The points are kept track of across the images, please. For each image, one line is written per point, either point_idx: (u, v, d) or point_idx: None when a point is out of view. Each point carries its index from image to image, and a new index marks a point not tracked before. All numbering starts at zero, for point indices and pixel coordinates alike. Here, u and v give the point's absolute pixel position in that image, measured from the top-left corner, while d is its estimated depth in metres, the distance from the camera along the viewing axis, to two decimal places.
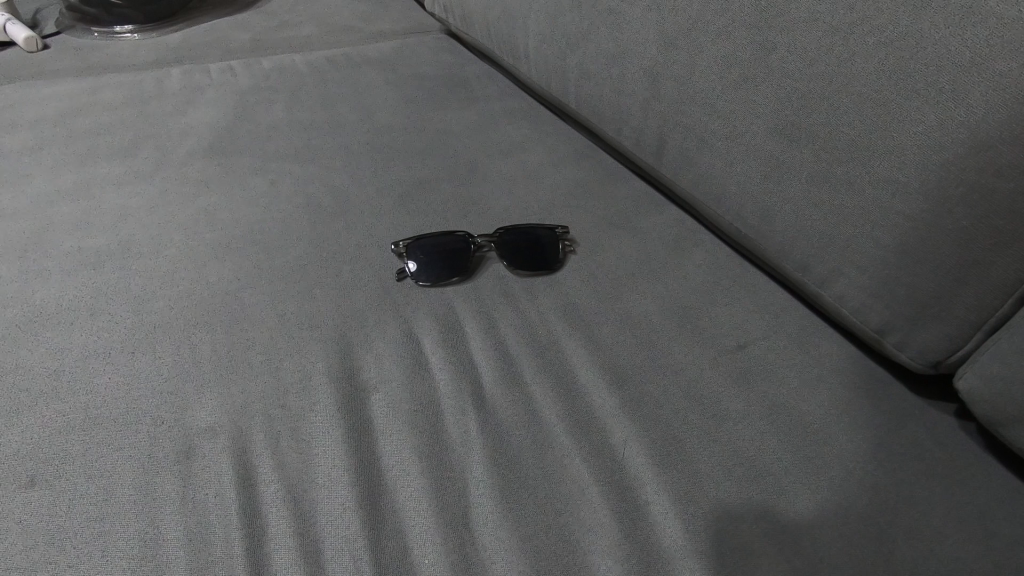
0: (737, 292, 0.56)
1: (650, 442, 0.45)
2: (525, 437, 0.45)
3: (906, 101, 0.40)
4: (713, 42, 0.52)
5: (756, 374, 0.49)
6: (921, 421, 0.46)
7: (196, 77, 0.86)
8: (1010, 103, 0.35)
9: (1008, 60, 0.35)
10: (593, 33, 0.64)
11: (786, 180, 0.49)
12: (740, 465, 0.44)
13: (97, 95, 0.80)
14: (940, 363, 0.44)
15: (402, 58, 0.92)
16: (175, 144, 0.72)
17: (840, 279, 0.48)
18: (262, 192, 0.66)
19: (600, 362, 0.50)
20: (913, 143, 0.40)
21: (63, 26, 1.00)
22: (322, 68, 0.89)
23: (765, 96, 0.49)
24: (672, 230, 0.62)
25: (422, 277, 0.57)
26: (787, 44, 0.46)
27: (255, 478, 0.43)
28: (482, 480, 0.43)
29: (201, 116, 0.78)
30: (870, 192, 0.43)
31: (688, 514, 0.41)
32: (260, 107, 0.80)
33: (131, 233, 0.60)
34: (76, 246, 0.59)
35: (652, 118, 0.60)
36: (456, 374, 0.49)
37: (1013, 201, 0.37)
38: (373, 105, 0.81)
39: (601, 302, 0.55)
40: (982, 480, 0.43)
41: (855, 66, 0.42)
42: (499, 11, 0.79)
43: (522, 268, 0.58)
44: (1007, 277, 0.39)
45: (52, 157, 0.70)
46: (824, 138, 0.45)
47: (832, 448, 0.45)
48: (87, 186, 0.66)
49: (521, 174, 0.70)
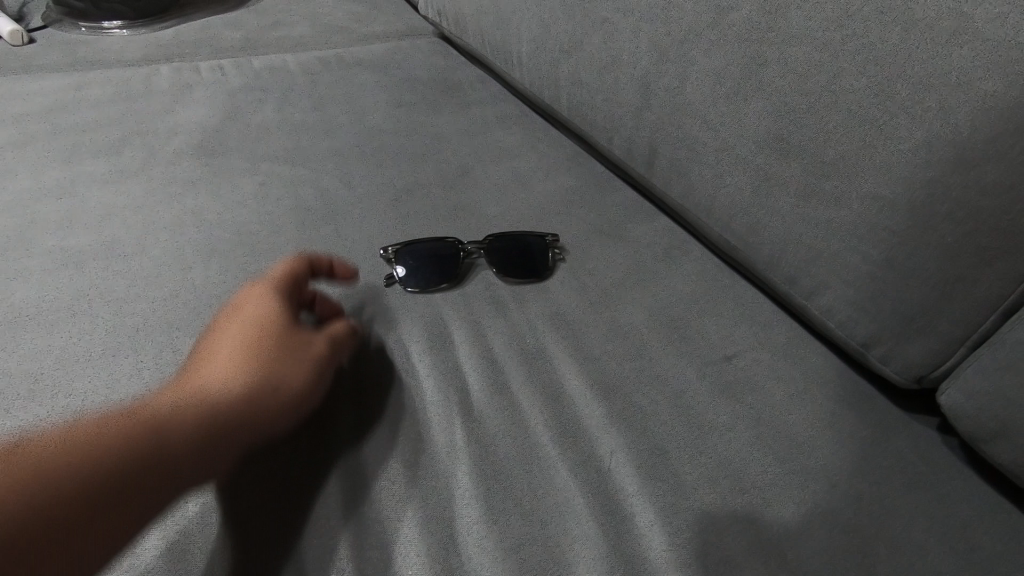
0: (724, 303, 0.56)
1: (636, 453, 0.45)
2: (511, 445, 0.45)
3: (894, 118, 0.40)
4: (704, 55, 0.52)
5: (743, 385, 0.49)
6: (905, 434, 0.47)
7: (186, 75, 0.85)
8: (996, 122, 0.36)
9: (995, 79, 0.36)
10: (585, 41, 0.64)
11: (774, 193, 0.49)
12: (726, 476, 0.44)
13: (83, 91, 0.79)
14: (924, 377, 0.45)
15: (395, 61, 0.92)
16: (162, 143, 0.71)
17: (827, 292, 0.48)
18: (251, 193, 0.65)
19: (588, 371, 0.50)
20: (900, 160, 0.41)
21: (50, 20, 0.98)
22: (314, 69, 0.88)
23: (755, 109, 0.49)
24: (662, 239, 0.63)
25: (413, 284, 0.56)
26: (778, 58, 0.46)
27: (237, 485, 0.42)
28: (467, 489, 0.43)
29: (190, 115, 0.77)
30: (857, 207, 0.44)
31: (673, 526, 0.41)
32: (250, 107, 0.79)
33: (115, 232, 0.59)
34: (58, 245, 0.58)
35: (643, 128, 0.60)
36: (444, 382, 0.49)
37: (998, 219, 0.37)
38: (365, 108, 0.80)
39: (590, 310, 0.55)
40: (964, 494, 0.43)
41: (845, 83, 0.43)
42: (492, 17, 0.79)
43: (511, 276, 0.58)
44: (990, 294, 0.39)
45: (35, 153, 0.69)
46: (812, 152, 0.46)
47: (816, 460, 0.45)
48: (71, 183, 0.65)
49: (512, 180, 0.70)
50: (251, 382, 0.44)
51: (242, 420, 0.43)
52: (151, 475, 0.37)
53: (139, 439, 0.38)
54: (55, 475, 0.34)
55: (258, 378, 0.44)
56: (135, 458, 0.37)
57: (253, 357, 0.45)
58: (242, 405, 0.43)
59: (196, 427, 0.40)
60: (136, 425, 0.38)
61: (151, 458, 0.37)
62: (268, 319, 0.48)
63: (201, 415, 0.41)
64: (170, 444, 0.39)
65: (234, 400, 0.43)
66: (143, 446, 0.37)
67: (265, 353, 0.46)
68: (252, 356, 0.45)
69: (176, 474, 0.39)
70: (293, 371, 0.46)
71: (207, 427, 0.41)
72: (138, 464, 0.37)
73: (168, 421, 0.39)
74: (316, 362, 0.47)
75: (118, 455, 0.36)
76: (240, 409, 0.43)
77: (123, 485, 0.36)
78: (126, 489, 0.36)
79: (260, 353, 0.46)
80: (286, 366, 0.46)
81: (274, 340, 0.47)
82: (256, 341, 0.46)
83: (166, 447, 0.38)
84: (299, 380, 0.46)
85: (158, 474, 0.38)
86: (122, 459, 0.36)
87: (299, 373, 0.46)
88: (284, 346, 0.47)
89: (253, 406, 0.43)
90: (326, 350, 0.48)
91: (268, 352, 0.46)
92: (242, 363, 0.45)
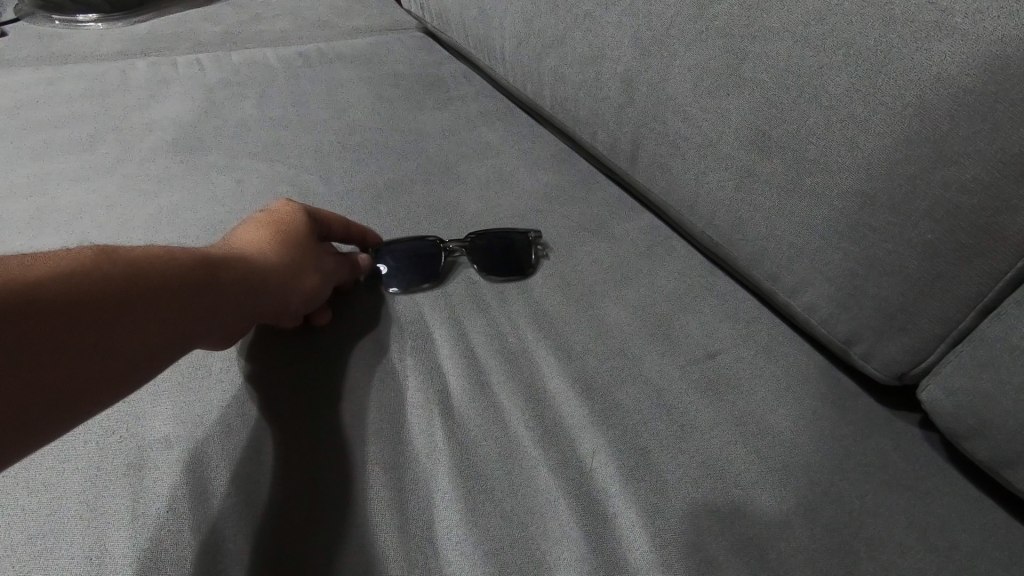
0: (708, 300, 0.56)
1: (619, 452, 0.44)
2: (492, 447, 0.45)
3: (875, 114, 0.40)
4: (685, 50, 0.51)
5: (727, 384, 0.49)
6: (887, 432, 0.47)
7: (162, 69, 0.83)
8: (975, 118, 0.36)
9: (974, 75, 0.35)
10: (567, 36, 0.63)
11: (756, 190, 0.49)
12: (708, 475, 0.44)
13: (55, 85, 0.77)
14: (905, 375, 0.45)
15: (377, 56, 0.90)
16: (137, 139, 0.70)
17: (809, 289, 0.48)
18: (228, 191, 0.64)
19: (570, 369, 0.50)
20: (880, 157, 0.40)
21: (23, 13, 0.96)
22: (294, 64, 0.86)
23: (737, 105, 0.48)
24: (646, 236, 0.62)
25: (394, 285, 0.56)
26: (759, 54, 0.46)
27: (209, 489, 0.41)
28: (447, 491, 0.42)
29: (166, 110, 0.75)
30: (839, 204, 0.44)
31: (655, 527, 0.41)
32: (228, 102, 0.78)
33: (87, 231, 0.58)
34: (27, 243, 0.56)
35: (626, 124, 0.59)
36: (424, 382, 0.48)
37: (978, 214, 0.37)
38: (346, 104, 0.79)
39: (573, 309, 0.55)
40: (945, 491, 0.43)
41: (826, 78, 0.42)
42: (474, 11, 0.78)
43: (495, 275, 0.57)
44: (970, 291, 0.39)
45: (5, 150, 0.67)
46: (794, 148, 0.45)
47: (798, 458, 0.45)
48: (41, 181, 0.63)
49: (495, 177, 0.69)
50: (280, 263, 0.47)
51: (265, 291, 0.45)
52: (193, 306, 0.39)
53: (189, 269, 0.39)
54: (119, 272, 0.35)
55: (286, 262, 0.47)
56: (185, 285, 0.39)
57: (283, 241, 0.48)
58: (269, 279, 0.46)
59: (233, 280, 0.43)
60: (187, 257, 0.40)
61: (198, 290, 0.39)
62: (296, 216, 0.51)
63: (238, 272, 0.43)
64: (211, 286, 0.41)
65: (264, 270, 0.45)
66: (191, 277, 0.39)
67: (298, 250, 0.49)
68: (280, 240, 0.48)
69: (209, 316, 0.40)
70: (310, 267, 0.49)
71: (241, 284, 0.43)
72: (185, 293, 0.39)
73: (212, 264, 0.41)
74: (326, 270, 0.51)
75: (175, 278, 0.38)
76: (266, 280, 0.45)
77: (171, 310, 0.37)
78: (172, 312, 0.37)
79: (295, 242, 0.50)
80: (306, 261, 0.49)
81: (304, 234, 0.50)
82: (286, 228, 0.49)
83: (209, 287, 0.40)
84: (312, 276, 0.49)
85: (198, 309, 0.39)
86: (176, 282, 0.38)
87: (314, 272, 0.50)
88: (307, 243, 0.50)
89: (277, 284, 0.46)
90: (334, 265, 0.52)
91: (296, 242, 0.49)
92: (273, 242, 0.48)
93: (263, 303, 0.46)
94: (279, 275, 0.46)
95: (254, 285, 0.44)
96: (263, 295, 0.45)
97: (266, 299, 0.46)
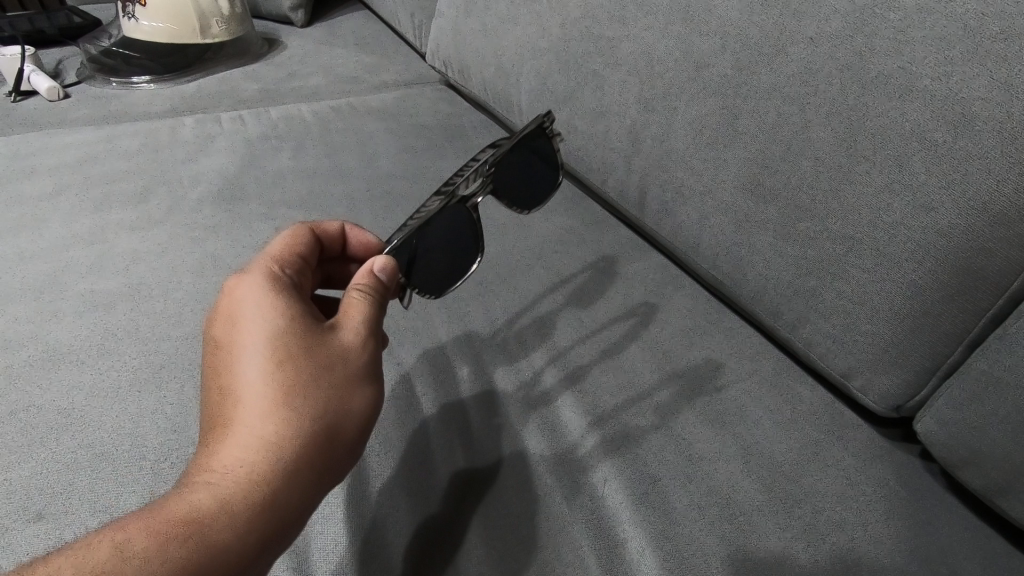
0: (715, 336, 0.59)
1: (629, 480, 0.47)
2: (512, 476, 0.48)
3: (857, 167, 0.44)
4: (685, 106, 0.56)
5: (732, 416, 0.51)
6: (888, 463, 0.49)
7: (209, 125, 0.91)
8: (948, 171, 0.40)
9: (941, 131, 0.40)
10: (578, 91, 0.68)
11: (754, 232, 0.53)
12: (714, 505, 0.46)
13: (114, 142, 0.85)
14: (902, 407, 0.47)
15: (403, 108, 0.97)
16: (186, 191, 0.77)
17: (806, 325, 0.51)
18: (267, 237, 0.70)
19: (582, 401, 0.53)
20: (864, 203, 0.44)
21: (84, 75, 1.05)
22: (328, 118, 0.94)
23: (733, 155, 0.53)
24: (655, 274, 0.66)
25: (464, 238, 0.53)
26: (752, 111, 0.51)
27: None
28: (468, 515, 0.45)
29: (211, 164, 0.82)
30: (829, 245, 0.47)
31: (662, 552, 0.43)
32: (267, 154, 0.85)
33: (141, 276, 0.64)
34: (88, 287, 0.62)
35: (631, 172, 0.64)
36: (447, 414, 0.52)
37: (957, 256, 0.41)
38: (374, 154, 0.85)
39: (586, 346, 0.58)
40: (945, 519, 0.46)
41: (813, 132, 0.47)
42: (492, 67, 0.84)
43: (546, 188, 0.60)
44: (955, 329, 0.43)
45: (69, 202, 0.74)
46: (786, 195, 0.49)
47: (801, 487, 0.47)
48: (102, 229, 0.70)
49: (512, 220, 0.73)
50: (297, 433, 0.38)
51: (299, 480, 0.38)
52: None
53: (182, 555, 0.33)
54: None
55: (304, 425, 0.38)
56: None
57: (286, 391, 0.39)
58: (292, 471, 0.37)
59: (240, 515, 0.35)
60: (157, 539, 0.33)
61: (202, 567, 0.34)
62: (300, 339, 0.41)
63: (242, 495, 0.36)
64: (210, 555, 0.34)
65: (276, 463, 0.37)
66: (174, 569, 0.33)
67: (315, 396, 0.39)
68: (302, 397, 0.39)
69: None
70: (349, 395, 0.40)
71: (261, 500, 0.36)
72: None
73: (213, 512, 0.35)
74: (362, 372, 0.41)
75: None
76: (286, 473, 0.37)
77: None
78: None
79: (309, 381, 0.39)
80: (332, 400, 0.40)
81: (308, 364, 0.40)
82: (280, 363, 0.39)
83: (203, 561, 0.34)
84: (347, 403, 0.40)
85: None
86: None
87: (348, 398, 0.40)
88: (324, 369, 0.40)
89: (302, 464, 0.38)
90: (366, 353, 0.42)
91: (305, 380, 0.39)
92: (297, 406, 0.39)
93: (303, 493, 0.38)
94: (305, 453, 0.38)
95: (271, 493, 0.37)
96: (292, 489, 0.37)
97: (300, 490, 0.38)
